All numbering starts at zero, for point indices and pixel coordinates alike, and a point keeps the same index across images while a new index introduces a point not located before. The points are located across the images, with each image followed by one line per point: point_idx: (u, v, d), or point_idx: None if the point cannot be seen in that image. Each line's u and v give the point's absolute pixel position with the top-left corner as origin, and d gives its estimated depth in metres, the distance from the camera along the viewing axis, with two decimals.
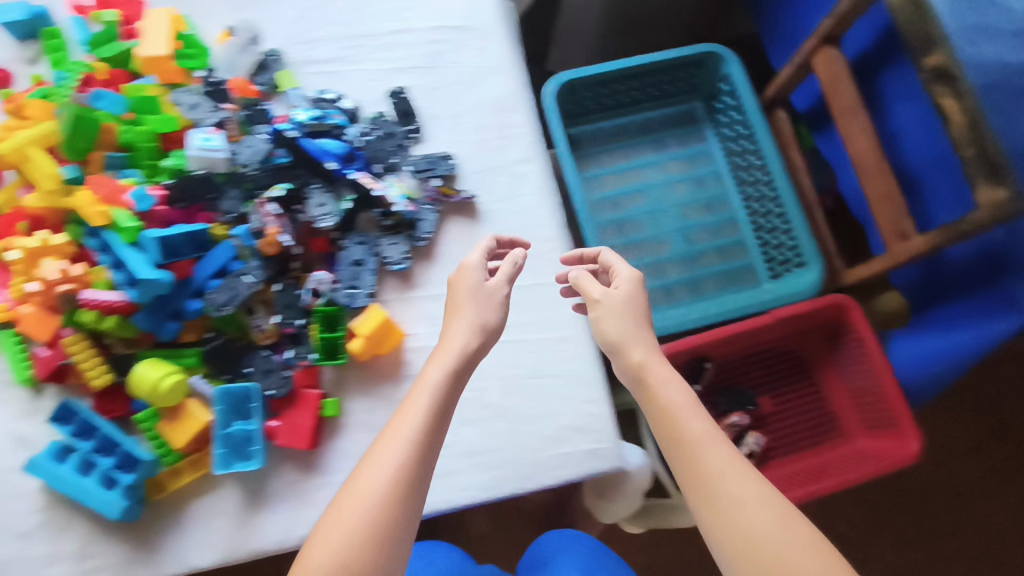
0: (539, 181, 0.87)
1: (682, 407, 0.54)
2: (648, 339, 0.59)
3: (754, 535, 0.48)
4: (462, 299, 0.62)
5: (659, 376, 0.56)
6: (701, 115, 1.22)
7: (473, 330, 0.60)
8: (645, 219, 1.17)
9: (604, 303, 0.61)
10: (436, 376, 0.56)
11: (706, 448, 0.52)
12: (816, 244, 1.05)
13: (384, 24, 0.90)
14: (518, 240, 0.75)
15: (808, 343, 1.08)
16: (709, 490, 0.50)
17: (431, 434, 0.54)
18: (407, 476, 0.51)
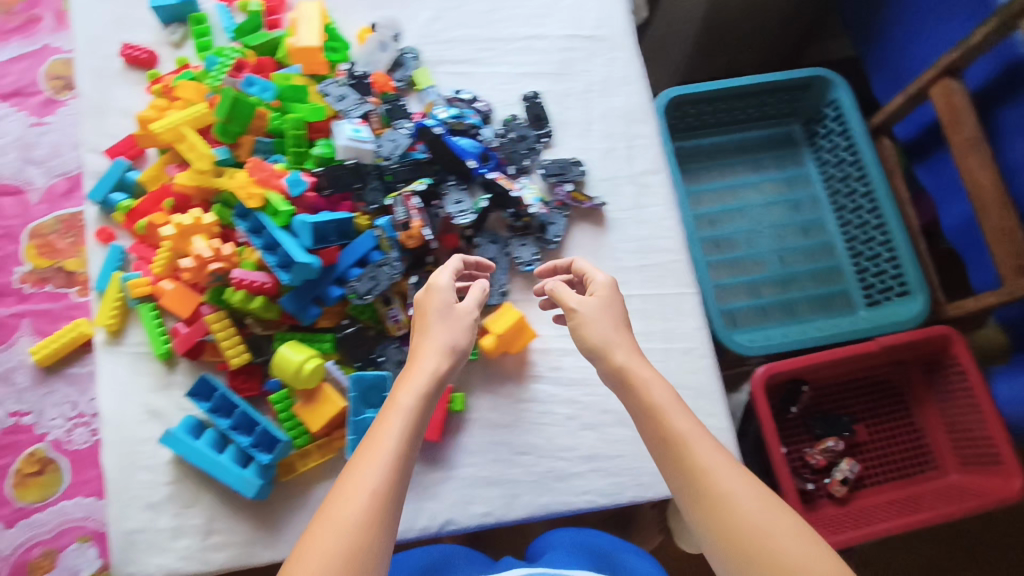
0: (664, 193, 0.87)
1: (668, 404, 0.58)
2: (626, 341, 0.63)
3: (744, 518, 0.50)
4: (432, 311, 0.64)
5: (638, 379, 0.60)
6: (800, 139, 1.23)
7: (448, 339, 0.62)
8: (740, 238, 1.18)
9: (581, 317, 0.65)
10: (422, 378, 0.59)
11: (693, 443, 0.55)
12: (922, 274, 1.05)
13: (518, 29, 0.93)
14: (485, 262, 0.75)
15: (907, 375, 1.09)
16: (697, 482, 0.53)
17: (415, 425, 0.56)
18: (397, 468, 0.52)
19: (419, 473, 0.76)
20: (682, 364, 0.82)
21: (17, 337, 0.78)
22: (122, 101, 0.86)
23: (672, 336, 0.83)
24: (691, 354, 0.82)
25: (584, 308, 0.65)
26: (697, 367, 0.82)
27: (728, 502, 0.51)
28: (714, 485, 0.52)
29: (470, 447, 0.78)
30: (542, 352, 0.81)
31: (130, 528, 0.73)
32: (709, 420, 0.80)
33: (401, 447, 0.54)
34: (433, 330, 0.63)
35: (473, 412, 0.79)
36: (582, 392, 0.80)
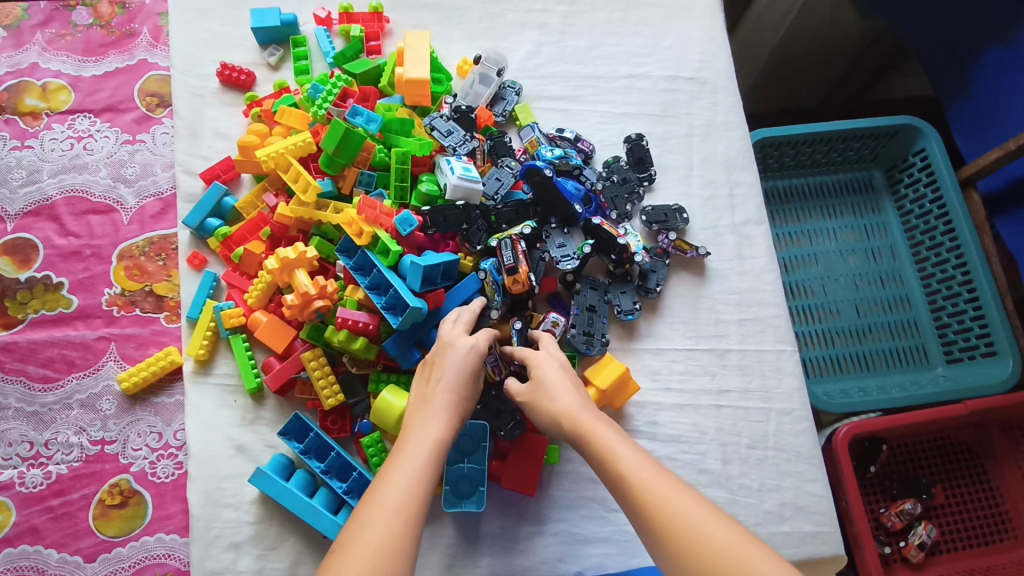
0: (766, 244, 0.85)
1: (611, 447, 0.55)
2: (562, 404, 0.60)
3: (686, 534, 0.48)
4: (444, 364, 0.62)
5: (578, 431, 0.58)
6: (881, 186, 1.20)
7: (462, 388, 0.61)
8: (817, 286, 1.14)
9: (526, 396, 0.63)
10: (440, 426, 0.57)
11: (639, 470, 0.53)
12: (1013, 337, 1.02)
13: (618, 68, 0.92)
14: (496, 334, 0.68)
15: (986, 437, 1.03)
16: (647, 515, 0.50)
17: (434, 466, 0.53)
18: (420, 507, 0.49)
19: (511, 526, 0.72)
20: (782, 426, 0.78)
21: (104, 362, 0.76)
22: (217, 122, 0.85)
23: (772, 395, 0.79)
24: (791, 415, 0.78)
25: (532, 386, 0.63)
26: (798, 429, 0.78)
27: (681, 527, 0.48)
28: (663, 510, 0.49)
29: (562, 502, 0.73)
30: (639, 406, 0.77)
31: (211, 569, 0.67)
32: (810, 486, 0.75)
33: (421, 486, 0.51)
34: (446, 376, 0.61)
35: (566, 463, 0.75)
36: (679, 450, 0.75)
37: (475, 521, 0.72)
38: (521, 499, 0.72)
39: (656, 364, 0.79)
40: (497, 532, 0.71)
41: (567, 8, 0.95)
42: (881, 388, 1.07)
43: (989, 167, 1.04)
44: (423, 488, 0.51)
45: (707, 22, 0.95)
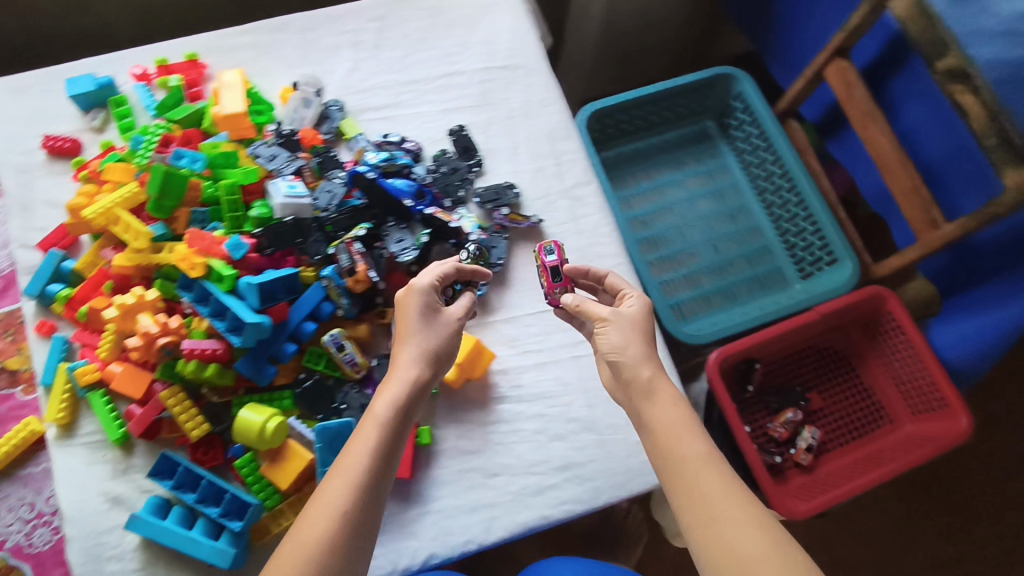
0: (597, 202, 0.91)
1: (677, 432, 0.59)
2: (634, 352, 0.64)
3: (728, 536, 0.53)
4: (411, 319, 0.65)
5: (645, 397, 0.62)
6: (716, 133, 1.31)
7: (424, 345, 0.65)
8: (675, 234, 1.24)
9: (603, 318, 0.68)
10: (398, 390, 0.62)
11: (702, 469, 0.56)
12: (847, 241, 1.12)
13: (434, 69, 0.98)
14: (481, 269, 0.73)
15: (848, 339, 1.14)
16: (702, 504, 0.55)
17: (389, 440, 0.59)
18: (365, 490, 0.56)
19: (397, 513, 0.74)
20: None
21: None
22: (47, 192, 0.86)
23: None
24: None
25: (615, 317, 0.68)
26: None
27: (726, 525, 0.53)
28: (719, 512, 0.54)
29: (442, 479, 0.76)
30: (502, 373, 0.81)
31: None
32: None
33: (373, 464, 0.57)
34: (410, 335, 0.64)
35: (442, 442, 0.78)
36: (544, 406, 0.80)
37: None
38: (402, 485, 0.75)
39: (512, 332, 0.83)
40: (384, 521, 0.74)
41: (378, 24, 1.01)
42: (747, 312, 1.16)
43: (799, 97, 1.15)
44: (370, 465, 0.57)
45: (511, 13, 1.02)
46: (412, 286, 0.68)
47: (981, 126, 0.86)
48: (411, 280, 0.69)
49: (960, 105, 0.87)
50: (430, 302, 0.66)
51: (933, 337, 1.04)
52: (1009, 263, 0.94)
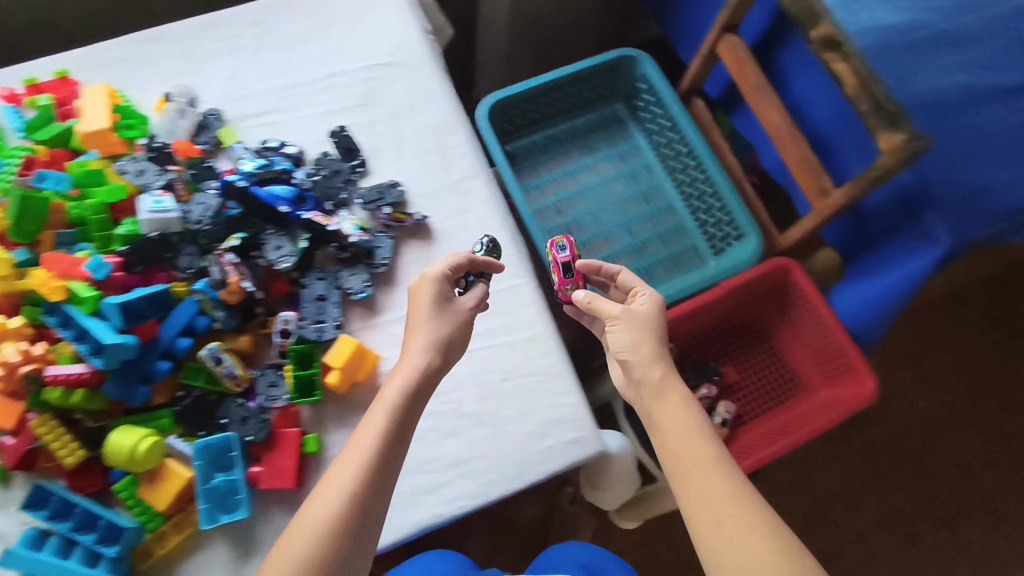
0: (485, 194, 0.90)
1: (684, 429, 0.64)
2: (643, 350, 0.69)
3: (731, 534, 0.57)
4: (424, 307, 0.69)
5: (654, 397, 0.67)
6: (626, 115, 1.31)
7: (434, 338, 0.67)
8: (590, 219, 1.23)
9: (611, 318, 0.73)
10: (404, 379, 0.64)
11: (711, 471, 0.60)
12: (751, 215, 1.13)
13: (316, 71, 0.96)
14: (494, 261, 0.76)
15: (761, 312, 1.17)
16: (708, 503, 0.59)
17: (398, 430, 0.62)
18: (371, 472, 0.59)
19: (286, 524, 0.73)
20: (528, 353, 0.82)
21: None
22: None
23: (514, 327, 0.84)
24: (536, 341, 0.83)
25: (626, 315, 0.73)
26: (543, 351, 0.83)
27: (730, 524, 0.57)
28: (724, 512, 0.58)
29: None
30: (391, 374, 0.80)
31: None
32: (563, 399, 0.81)
33: (381, 450, 0.60)
34: (423, 328, 0.68)
35: (332, 448, 0.77)
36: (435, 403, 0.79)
37: (248, 530, 0.73)
38: (290, 496, 0.74)
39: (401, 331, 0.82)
40: (272, 534, 0.73)
41: (257, 28, 0.98)
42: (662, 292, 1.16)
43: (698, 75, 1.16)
44: (380, 450, 0.60)
45: (393, 8, 1.01)
46: (425, 276, 0.71)
47: (855, 93, 0.86)
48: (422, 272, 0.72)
49: (834, 74, 0.88)
50: (441, 291, 0.70)
51: (838, 304, 1.07)
52: (898, 226, 0.96)
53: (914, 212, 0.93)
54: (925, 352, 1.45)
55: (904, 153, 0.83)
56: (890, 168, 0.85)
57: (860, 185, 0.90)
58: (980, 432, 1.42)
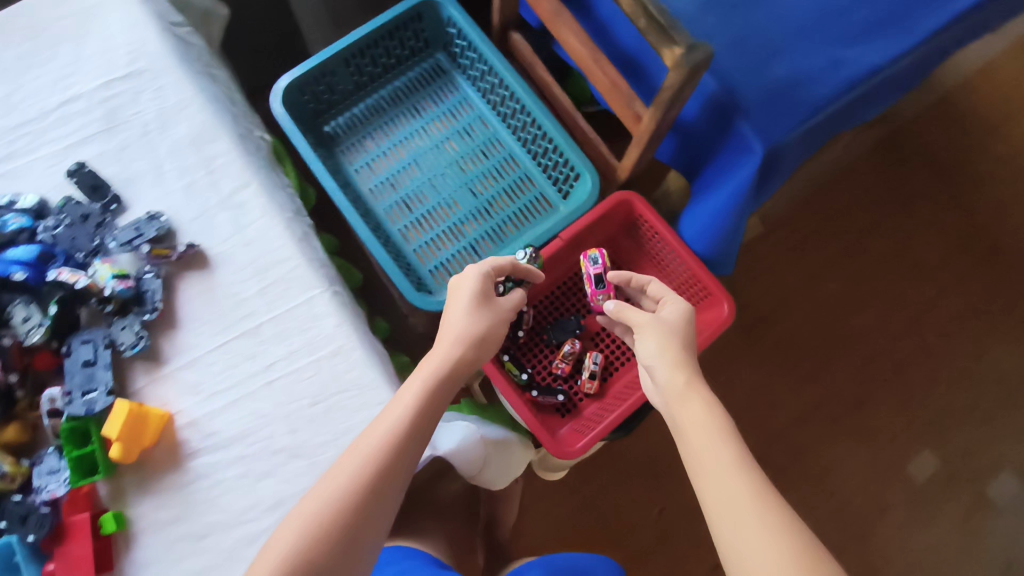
0: (260, 204, 0.81)
1: (705, 425, 0.68)
2: (667, 356, 0.75)
3: (743, 522, 0.60)
4: (464, 299, 0.77)
5: (681, 398, 0.72)
6: (448, 66, 1.21)
7: (472, 323, 0.75)
8: (428, 187, 1.16)
9: (639, 326, 0.81)
10: (441, 356, 0.72)
11: (729, 467, 0.63)
12: (583, 152, 1.06)
13: (47, 100, 0.84)
14: (534, 270, 0.89)
15: (618, 250, 1.13)
16: (724, 495, 0.62)
17: (433, 400, 0.68)
18: (406, 430, 0.64)
19: None
20: (335, 368, 0.76)
21: None
22: None
23: (316, 344, 0.77)
24: (342, 354, 0.77)
25: (654, 322, 0.80)
26: (351, 364, 0.77)
27: (742, 512, 0.60)
28: (738, 501, 0.61)
29: (145, 559, 0.70)
30: (188, 426, 0.74)
31: None
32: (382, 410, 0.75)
33: (415, 413, 0.66)
34: (464, 311, 0.76)
35: (138, 521, 0.71)
36: (241, 446, 0.73)
37: None
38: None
39: (194, 377, 0.75)
40: None
41: None
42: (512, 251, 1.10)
43: (503, 9, 1.06)
44: (418, 410, 0.66)
45: (124, 6, 0.87)
46: (469, 271, 0.80)
47: (631, 9, 0.77)
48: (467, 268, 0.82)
49: None
50: (481, 284, 0.78)
51: (683, 230, 1.01)
52: (720, 137, 0.89)
53: (726, 123, 0.87)
54: (811, 246, 1.56)
55: (686, 70, 0.75)
56: (681, 86, 0.78)
57: (663, 107, 0.84)
58: (874, 310, 1.53)
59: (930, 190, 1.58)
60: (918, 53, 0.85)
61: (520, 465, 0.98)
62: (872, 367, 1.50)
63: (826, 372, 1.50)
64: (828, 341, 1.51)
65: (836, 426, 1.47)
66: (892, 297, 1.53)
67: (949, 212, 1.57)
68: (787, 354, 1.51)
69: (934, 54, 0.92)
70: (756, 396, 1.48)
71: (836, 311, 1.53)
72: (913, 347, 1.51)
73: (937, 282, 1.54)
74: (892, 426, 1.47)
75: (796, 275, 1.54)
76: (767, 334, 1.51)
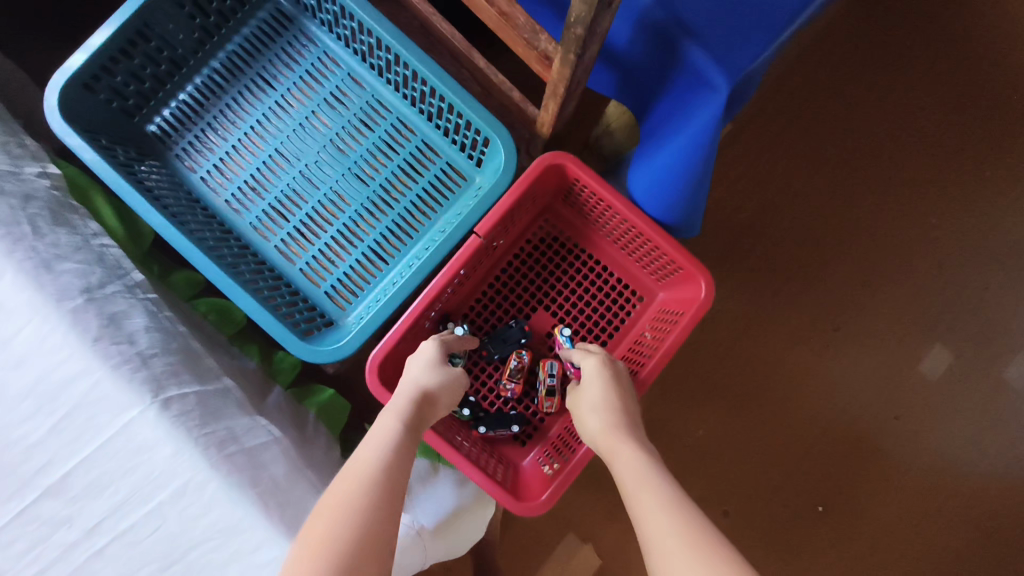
0: (24, 303, 0.58)
1: (633, 468, 0.60)
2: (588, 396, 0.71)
3: (651, 524, 0.53)
4: (421, 354, 0.72)
5: (612, 442, 0.65)
6: (292, 10, 0.90)
7: (428, 374, 0.68)
8: (302, 183, 0.89)
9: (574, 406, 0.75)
10: (401, 404, 0.64)
11: (639, 480, 0.58)
12: (486, 108, 0.79)
13: None
14: (468, 337, 0.79)
15: (558, 220, 0.89)
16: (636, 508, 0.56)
17: (404, 445, 0.59)
18: (388, 478, 0.54)
19: None
20: (182, 513, 0.56)
21: None
22: None
23: (146, 487, 0.56)
24: (187, 493, 0.56)
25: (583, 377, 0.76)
26: (201, 504, 0.56)
27: (650, 515, 0.54)
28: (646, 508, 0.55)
29: None
30: None
31: None
32: (257, 557, 0.56)
33: (389, 462, 0.56)
34: (416, 367, 0.69)
35: None
36: None
37: None
38: None
39: None
40: None
41: None
42: (422, 252, 0.85)
43: None
44: (393, 457, 0.57)
45: None
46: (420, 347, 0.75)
47: None
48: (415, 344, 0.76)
49: None
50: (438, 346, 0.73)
51: (631, 188, 0.78)
52: (664, 68, 0.64)
53: (667, 48, 0.61)
54: (812, 128, 1.21)
55: None
56: (591, 11, 0.53)
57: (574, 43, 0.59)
58: (888, 198, 1.22)
59: (948, 17, 1.20)
60: None
61: (479, 522, 0.83)
62: (891, 270, 1.22)
63: (841, 287, 1.22)
64: (827, 241, 1.22)
65: (857, 351, 1.22)
66: (903, 169, 1.21)
67: (973, 43, 1.20)
68: (792, 275, 1.22)
69: None
70: (762, 332, 1.21)
71: (847, 209, 1.22)
72: (943, 238, 1.22)
73: (961, 141, 1.21)
74: (918, 333, 1.22)
75: (795, 170, 1.21)
76: (767, 254, 1.21)
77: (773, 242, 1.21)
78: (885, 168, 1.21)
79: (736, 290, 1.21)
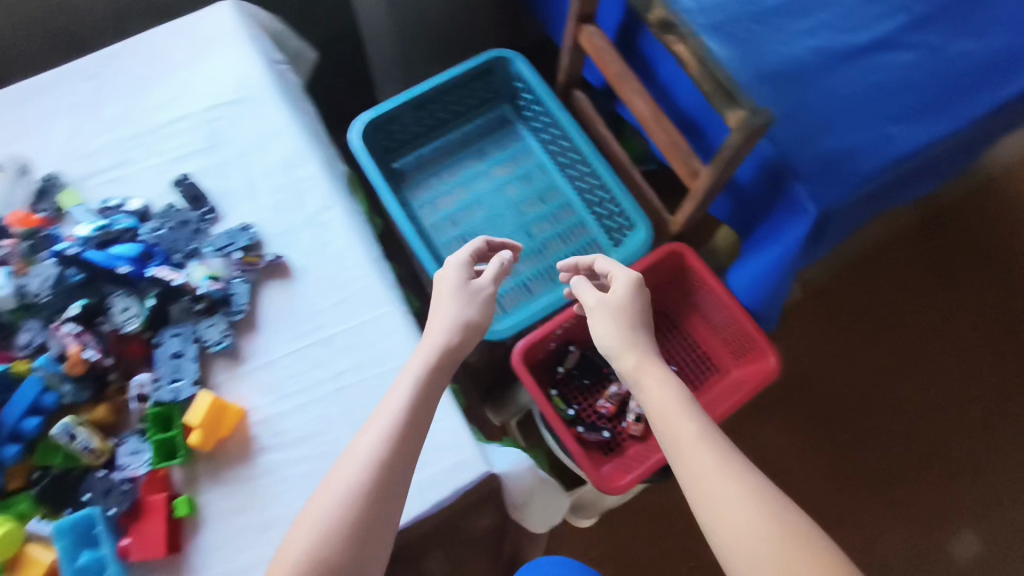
0: (341, 224, 0.88)
1: (672, 411, 0.62)
2: (614, 333, 0.70)
3: (698, 471, 0.57)
4: (449, 284, 0.77)
5: (645, 377, 0.66)
6: (513, 117, 1.30)
7: (464, 307, 0.75)
8: (486, 226, 1.21)
9: (595, 323, 0.74)
10: (427, 347, 0.70)
11: (684, 426, 0.60)
12: (638, 203, 1.12)
13: (161, 118, 0.93)
14: (511, 242, 0.91)
15: (668, 296, 1.18)
16: (681, 453, 0.59)
17: (427, 391, 0.67)
18: (410, 423, 0.63)
19: None
20: None
21: None
22: None
23: (382, 357, 0.80)
24: None
25: (601, 304, 0.75)
26: None
27: (701, 471, 0.57)
28: (694, 456, 0.58)
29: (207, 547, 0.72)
30: (262, 423, 0.77)
31: None
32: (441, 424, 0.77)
33: (415, 400, 0.65)
34: (450, 301, 0.75)
35: (205, 507, 0.74)
36: (307, 446, 0.76)
37: None
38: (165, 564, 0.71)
39: (269, 377, 0.80)
40: None
41: (95, 83, 0.95)
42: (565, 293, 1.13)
43: (570, 70, 1.17)
44: (415, 403, 0.65)
45: (232, 48, 0.96)
46: (449, 263, 0.80)
47: (698, 74, 0.88)
48: (447, 260, 0.82)
49: (677, 55, 0.90)
50: (468, 279, 0.78)
51: (733, 282, 1.06)
52: (772, 197, 0.96)
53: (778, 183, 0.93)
54: (874, 302, 1.48)
55: (748, 128, 0.83)
56: (742, 143, 0.86)
57: (722, 161, 0.91)
58: (932, 377, 1.43)
59: (992, 254, 1.51)
60: (969, 133, 0.92)
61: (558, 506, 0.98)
62: (929, 440, 1.38)
63: (882, 440, 1.39)
64: (875, 399, 1.41)
65: (893, 505, 1.34)
66: (946, 357, 1.44)
67: (1012, 279, 1.49)
68: (841, 419, 1.40)
69: (985, 134, 0.97)
70: (807, 461, 1.37)
71: (896, 377, 1.43)
72: (978, 426, 1.39)
73: (999, 351, 1.44)
74: (950, 505, 1.34)
75: (852, 334, 1.46)
76: (820, 393, 1.41)
77: (826, 383, 1.42)
78: (930, 356, 1.44)
79: (791, 418, 1.39)
